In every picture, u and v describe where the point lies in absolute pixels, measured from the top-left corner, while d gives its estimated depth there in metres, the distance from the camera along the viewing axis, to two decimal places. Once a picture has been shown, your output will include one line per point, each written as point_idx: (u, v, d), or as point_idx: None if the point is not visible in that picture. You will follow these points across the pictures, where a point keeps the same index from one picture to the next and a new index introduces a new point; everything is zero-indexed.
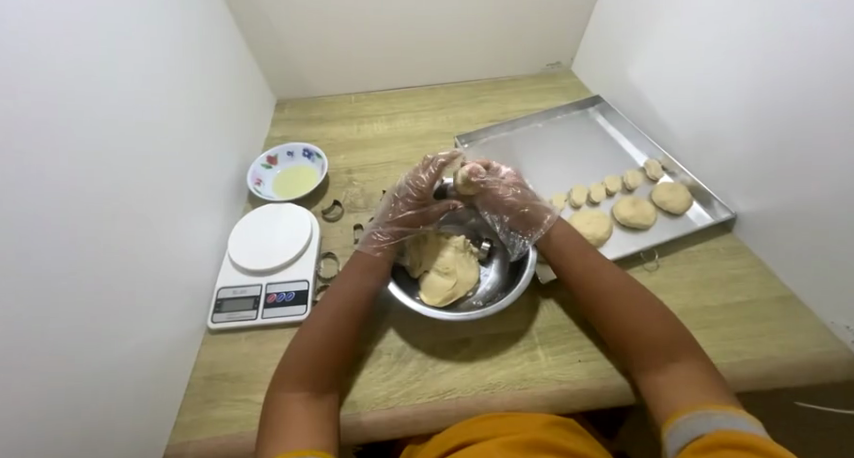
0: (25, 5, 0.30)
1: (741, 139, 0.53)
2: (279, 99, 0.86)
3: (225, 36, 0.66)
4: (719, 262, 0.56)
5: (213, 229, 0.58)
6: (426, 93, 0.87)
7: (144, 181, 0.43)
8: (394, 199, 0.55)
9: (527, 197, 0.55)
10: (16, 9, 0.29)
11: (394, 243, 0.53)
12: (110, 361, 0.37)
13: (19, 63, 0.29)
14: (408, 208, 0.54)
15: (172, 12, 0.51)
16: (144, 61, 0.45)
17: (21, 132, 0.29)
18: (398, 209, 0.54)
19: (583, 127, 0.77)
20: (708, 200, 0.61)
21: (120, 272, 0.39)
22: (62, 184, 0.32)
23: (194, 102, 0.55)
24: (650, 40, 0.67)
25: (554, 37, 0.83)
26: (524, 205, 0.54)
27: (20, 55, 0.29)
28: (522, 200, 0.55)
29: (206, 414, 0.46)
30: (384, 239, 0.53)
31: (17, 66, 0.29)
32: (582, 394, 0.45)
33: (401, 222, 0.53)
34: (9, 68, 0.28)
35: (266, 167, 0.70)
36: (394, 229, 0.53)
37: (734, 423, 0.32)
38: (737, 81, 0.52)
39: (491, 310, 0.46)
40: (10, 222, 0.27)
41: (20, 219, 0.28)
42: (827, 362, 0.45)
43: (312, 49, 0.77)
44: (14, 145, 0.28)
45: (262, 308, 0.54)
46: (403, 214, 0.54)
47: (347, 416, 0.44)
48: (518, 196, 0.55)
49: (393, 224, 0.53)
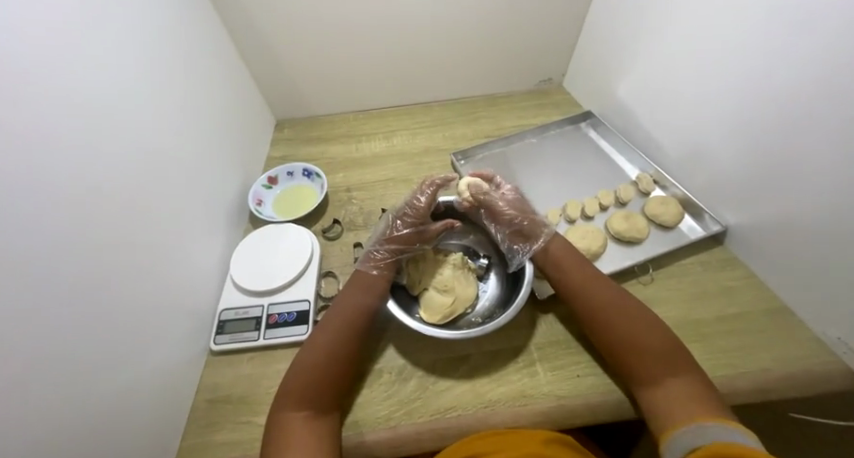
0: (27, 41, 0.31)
1: (729, 154, 0.55)
2: (278, 119, 0.87)
3: (225, 61, 0.67)
4: (712, 274, 0.57)
5: (214, 250, 0.59)
6: (422, 110, 0.88)
7: (146, 207, 0.44)
8: (393, 218, 0.56)
9: (526, 212, 0.57)
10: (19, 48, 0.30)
11: (392, 261, 0.54)
12: (114, 386, 0.37)
13: (20, 98, 0.30)
14: (405, 227, 0.55)
15: (171, 41, 0.53)
16: (144, 89, 0.46)
17: (23, 166, 0.30)
18: (397, 227, 0.55)
19: (577, 142, 0.78)
20: (699, 213, 0.62)
21: (122, 298, 0.39)
22: (65, 216, 0.33)
23: (195, 126, 0.57)
24: (638, 59, 0.69)
25: (545, 54, 0.85)
26: (522, 218, 0.56)
27: (21, 91, 0.30)
28: (523, 212, 0.57)
29: (210, 437, 0.46)
30: (382, 257, 0.54)
31: (18, 103, 0.30)
32: (581, 410, 0.45)
33: (398, 242, 0.54)
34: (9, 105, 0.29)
35: (267, 187, 0.71)
36: (391, 248, 0.54)
37: (729, 435, 0.32)
38: (723, 99, 0.54)
39: (490, 327, 0.47)
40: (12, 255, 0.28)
41: (24, 252, 0.29)
42: (820, 373, 0.46)
43: (310, 70, 0.79)
44: (15, 180, 0.29)
45: (264, 329, 0.54)
46: (400, 233, 0.54)
47: (350, 437, 0.44)
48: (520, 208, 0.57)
49: (390, 243, 0.54)
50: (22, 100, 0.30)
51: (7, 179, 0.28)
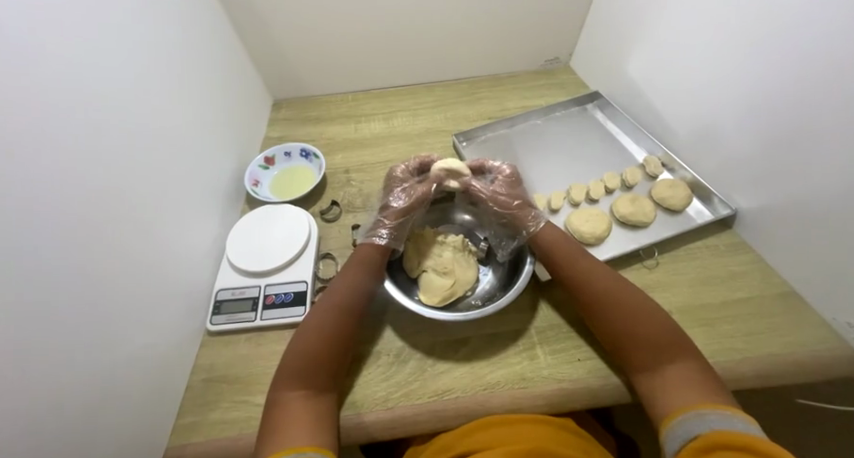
0: (17, 10, 0.30)
1: (739, 136, 0.53)
2: (275, 99, 0.85)
3: (220, 37, 0.65)
4: (718, 259, 0.56)
5: (210, 232, 0.58)
6: (424, 91, 0.86)
7: (142, 186, 0.43)
8: (386, 181, 0.58)
9: (508, 200, 0.55)
10: (13, 21, 0.29)
11: (398, 227, 0.53)
12: (111, 362, 0.37)
13: (11, 70, 0.29)
14: (398, 189, 0.56)
15: (166, 14, 0.51)
16: (139, 68, 0.45)
17: (16, 138, 0.29)
18: (396, 195, 0.55)
19: (583, 123, 0.76)
20: (708, 196, 0.60)
21: (118, 279, 0.39)
22: (63, 187, 0.33)
23: (190, 103, 0.55)
24: (649, 36, 0.65)
25: (553, 32, 0.82)
26: (507, 210, 0.54)
27: (11, 59, 0.29)
28: (504, 204, 0.54)
29: (206, 416, 0.46)
30: (387, 224, 0.53)
31: (13, 74, 0.29)
32: (583, 393, 0.45)
33: (400, 203, 0.54)
34: (7, 78, 0.28)
35: (263, 168, 0.70)
36: (394, 212, 0.54)
37: (731, 422, 0.31)
38: (733, 77, 0.52)
39: (490, 310, 0.46)
40: (8, 228, 0.28)
41: (21, 223, 0.29)
42: (828, 359, 0.45)
43: (308, 48, 0.76)
44: (10, 154, 0.28)
45: (261, 309, 0.54)
46: (394, 194, 0.55)
47: (347, 417, 0.44)
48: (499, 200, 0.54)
49: (393, 210, 0.53)
50: (19, 74, 0.30)
51: (9, 151, 0.28)
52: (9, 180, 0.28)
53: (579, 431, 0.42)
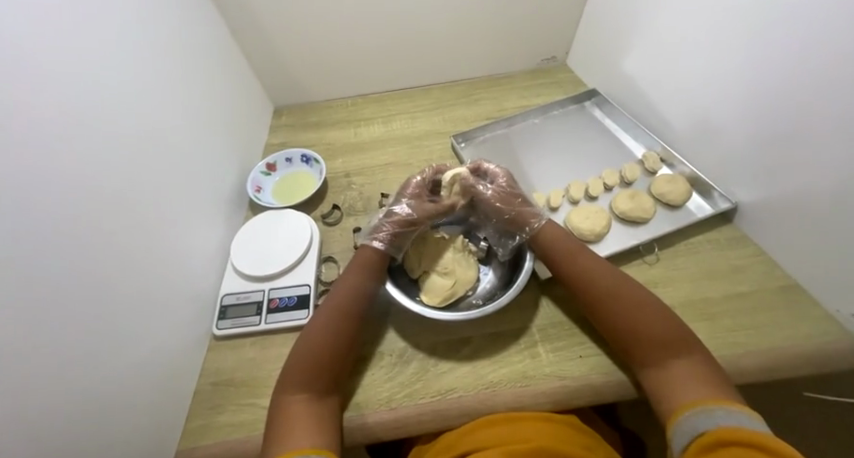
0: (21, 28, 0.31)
1: (736, 128, 0.53)
2: (276, 106, 0.87)
3: (221, 47, 0.67)
4: (720, 253, 0.56)
5: (214, 238, 0.59)
6: (422, 94, 0.87)
7: (145, 195, 0.45)
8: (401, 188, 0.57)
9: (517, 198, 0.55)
10: (16, 37, 0.30)
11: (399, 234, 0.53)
12: (119, 367, 0.38)
13: (16, 84, 0.30)
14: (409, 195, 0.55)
15: (167, 26, 0.52)
16: (140, 79, 0.46)
17: (22, 149, 0.30)
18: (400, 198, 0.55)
19: (581, 121, 0.77)
20: (708, 191, 0.60)
21: (124, 285, 0.40)
22: (67, 196, 0.34)
23: (191, 112, 0.56)
24: (644, 32, 0.66)
25: (550, 31, 0.82)
26: (511, 207, 0.54)
27: (15, 74, 0.30)
28: (511, 202, 0.54)
29: (214, 419, 0.47)
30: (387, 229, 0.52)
31: (17, 88, 0.30)
32: (586, 390, 0.45)
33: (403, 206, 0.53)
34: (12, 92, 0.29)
35: (265, 174, 0.71)
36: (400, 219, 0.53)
37: (736, 418, 0.31)
38: (729, 71, 0.52)
39: (490, 309, 0.46)
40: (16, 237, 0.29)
41: (28, 231, 0.30)
42: (832, 350, 0.45)
43: (307, 55, 0.77)
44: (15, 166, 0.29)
45: (265, 313, 0.55)
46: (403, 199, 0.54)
47: (351, 418, 0.44)
48: (508, 198, 0.54)
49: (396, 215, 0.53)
50: (24, 87, 0.31)
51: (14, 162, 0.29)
52: (15, 190, 0.29)
53: (583, 427, 0.42)
